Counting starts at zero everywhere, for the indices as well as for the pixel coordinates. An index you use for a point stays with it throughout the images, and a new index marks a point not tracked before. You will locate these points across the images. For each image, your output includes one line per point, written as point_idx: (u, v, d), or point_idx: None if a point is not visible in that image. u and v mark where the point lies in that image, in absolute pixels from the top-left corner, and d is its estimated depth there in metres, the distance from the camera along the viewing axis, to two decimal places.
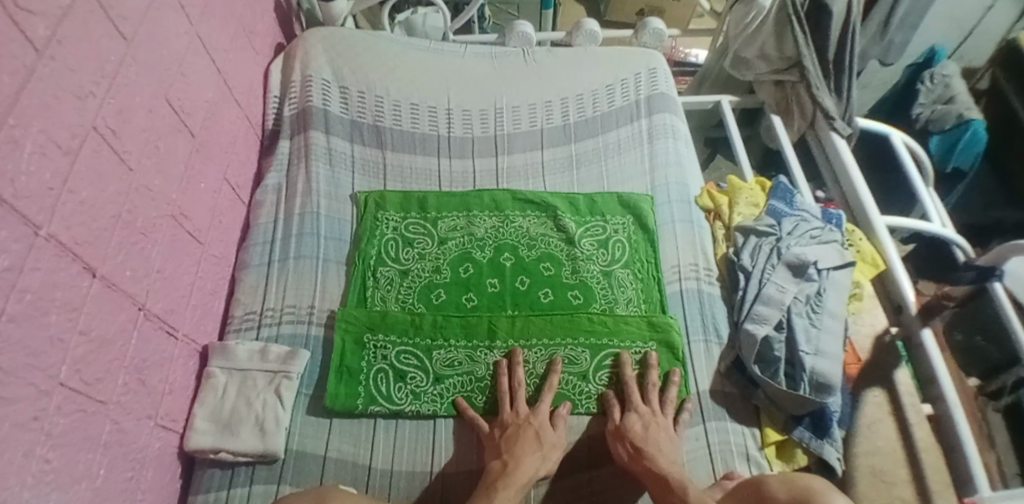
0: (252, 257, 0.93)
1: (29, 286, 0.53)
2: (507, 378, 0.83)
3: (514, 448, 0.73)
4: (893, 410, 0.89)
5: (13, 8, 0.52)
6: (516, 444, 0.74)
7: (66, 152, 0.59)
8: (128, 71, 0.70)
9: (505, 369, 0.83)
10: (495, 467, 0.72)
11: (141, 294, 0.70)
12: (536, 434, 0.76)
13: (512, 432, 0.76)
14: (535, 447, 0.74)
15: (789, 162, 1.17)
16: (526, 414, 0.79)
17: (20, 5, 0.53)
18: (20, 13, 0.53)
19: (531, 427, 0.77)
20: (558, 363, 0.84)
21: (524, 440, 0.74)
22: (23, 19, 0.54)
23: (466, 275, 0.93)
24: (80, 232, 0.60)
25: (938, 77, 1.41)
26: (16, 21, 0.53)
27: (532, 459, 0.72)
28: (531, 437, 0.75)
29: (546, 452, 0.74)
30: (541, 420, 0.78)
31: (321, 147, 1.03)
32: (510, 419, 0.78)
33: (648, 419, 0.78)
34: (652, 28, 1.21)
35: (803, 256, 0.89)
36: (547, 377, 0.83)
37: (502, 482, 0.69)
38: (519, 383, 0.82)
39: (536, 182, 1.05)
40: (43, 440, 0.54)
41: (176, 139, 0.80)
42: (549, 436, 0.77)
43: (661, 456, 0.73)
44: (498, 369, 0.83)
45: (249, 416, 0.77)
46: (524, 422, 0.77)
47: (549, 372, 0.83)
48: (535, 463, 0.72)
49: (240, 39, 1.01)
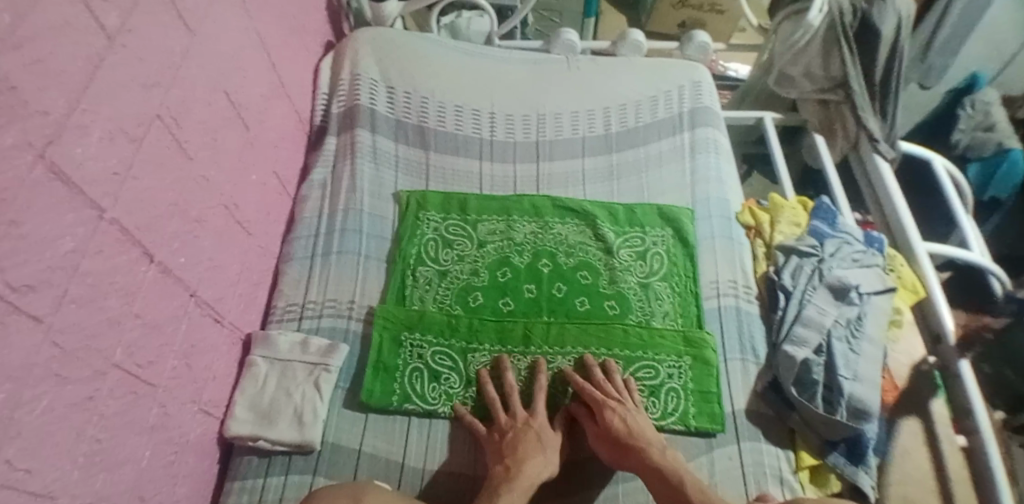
0: (296, 250, 0.95)
1: (91, 269, 0.54)
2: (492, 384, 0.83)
3: (519, 451, 0.73)
4: (927, 441, 0.87)
5: None
6: (520, 448, 0.74)
7: (131, 139, 0.60)
8: (191, 63, 0.72)
9: (488, 378, 0.83)
10: (499, 472, 0.72)
11: (193, 281, 0.72)
12: (536, 436, 0.76)
13: (512, 436, 0.76)
14: (538, 449, 0.75)
15: (831, 183, 1.15)
16: (523, 419, 0.78)
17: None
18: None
19: (531, 430, 0.77)
20: (541, 363, 0.84)
21: (527, 444, 0.75)
22: (96, 7, 0.55)
23: (504, 279, 0.93)
24: (141, 218, 0.62)
25: (980, 103, 1.39)
26: (89, 8, 0.54)
27: (536, 462, 0.73)
28: (532, 440, 0.75)
29: (547, 455, 0.75)
30: (541, 423, 0.78)
31: (366, 144, 1.04)
32: (508, 424, 0.78)
33: (623, 412, 0.78)
34: (698, 42, 1.21)
35: (845, 279, 0.89)
36: (535, 377, 0.84)
37: (508, 488, 0.69)
38: (512, 387, 0.82)
39: (576, 190, 1.06)
40: (95, 421, 0.55)
41: (231, 131, 0.81)
42: (549, 438, 0.77)
43: (652, 447, 0.74)
44: (482, 378, 0.83)
45: (288, 407, 0.79)
46: (524, 426, 0.77)
47: (535, 372, 0.84)
48: (538, 466, 0.72)
49: (294, 36, 1.03)
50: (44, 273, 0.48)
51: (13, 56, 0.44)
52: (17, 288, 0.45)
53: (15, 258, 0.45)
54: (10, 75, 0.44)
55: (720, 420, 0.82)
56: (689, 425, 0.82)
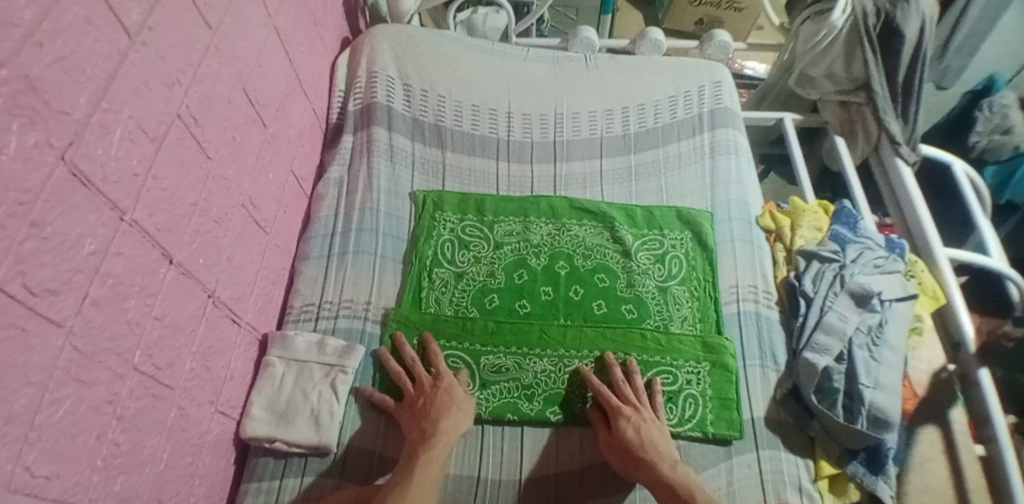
0: (312, 249, 0.94)
1: (112, 270, 0.53)
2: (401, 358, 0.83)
3: (432, 414, 0.75)
4: (946, 450, 0.85)
5: None
6: (432, 411, 0.76)
7: (152, 139, 0.59)
8: (212, 60, 0.71)
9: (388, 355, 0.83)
10: (416, 438, 0.73)
11: (211, 282, 0.71)
12: (444, 394, 0.78)
13: (422, 403, 0.77)
14: (449, 407, 0.77)
15: (850, 184, 1.13)
16: (429, 384, 0.80)
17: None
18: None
19: (439, 391, 0.78)
20: (429, 335, 0.85)
21: (437, 405, 0.76)
22: (117, 4, 0.53)
23: (520, 281, 0.93)
24: (162, 219, 0.61)
25: (998, 106, 1.34)
26: (110, 6, 0.53)
27: (448, 419, 0.75)
28: (443, 401, 0.77)
29: (459, 410, 0.77)
30: (449, 382, 0.80)
31: (383, 143, 1.03)
32: (416, 392, 0.79)
33: (637, 421, 0.77)
34: (718, 41, 1.20)
35: (867, 285, 0.86)
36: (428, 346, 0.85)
37: (425, 448, 0.71)
38: (412, 358, 0.82)
39: (594, 191, 1.05)
40: (114, 424, 0.54)
41: (250, 129, 0.81)
42: (459, 394, 0.79)
43: (662, 460, 0.73)
44: (382, 356, 0.83)
45: (305, 408, 0.78)
46: (432, 390, 0.78)
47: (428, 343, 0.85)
48: (453, 422, 0.75)
49: (312, 32, 1.02)
50: (65, 275, 0.47)
51: (35, 55, 0.44)
52: (37, 292, 0.44)
53: (37, 261, 0.44)
54: (31, 75, 0.43)
55: (738, 427, 0.81)
56: (706, 432, 0.81)
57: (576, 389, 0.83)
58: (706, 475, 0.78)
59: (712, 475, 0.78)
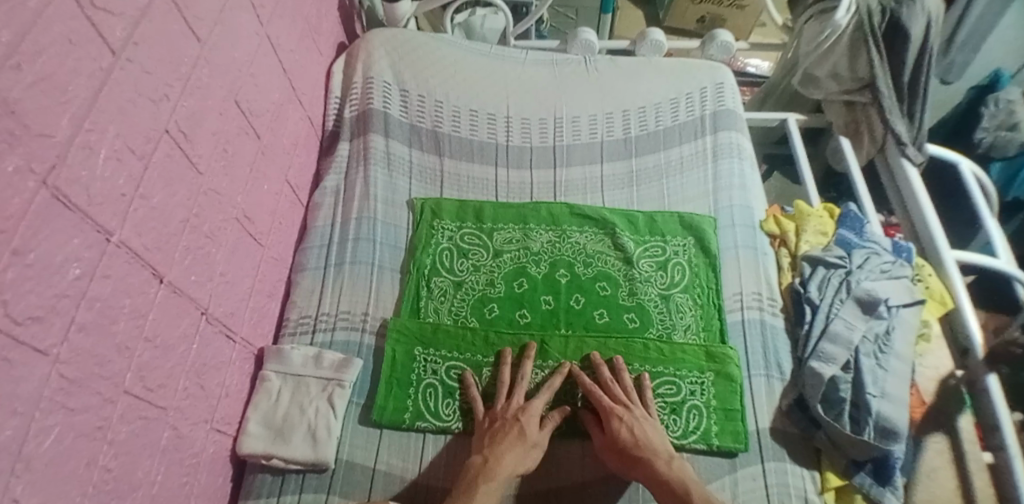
0: (309, 259, 0.93)
1: (99, 293, 0.52)
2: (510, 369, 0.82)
3: (497, 445, 0.73)
4: (954, 459, 0.83)
5: (88, 7, 0.50)
6: (500, 440, 0.73)
7: (139, 157, 0.58)
8: (202, 72, 0.69)
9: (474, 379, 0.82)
10: (477, 462, 0.72)
11: (204, 299, 0.70)
12: (519, 430, 0.75)
13: (497, 427, 0.76)
14: (518, 443, 0.73)
15: (856, 186, 1.11)
16: (516, 408, 0.78)
17: (97, 5, 0.52)
18: (96, 12, 0.51)
19: (517, 423, 0.75)
20: (507, 352, 0.83)
21: (509, 437, 0.74)
22: (100, 21, 0.52)
23: (521, 290, 0.91)
24: (151, 238, 0.60)
25: (1003, 102, 1.31)
26: (93, 22, 0.51)
27: (511, 456, 0.72)
28: (514, 432, 0.74)
29: (528, 449, 0.73)
30: (528, 417, 0.76)
31: (380, 150, 1.02)
32: (500, 414, 0.77)
33: (630, 421, 0.76)
34: (721, 41, 1.18)
35: (874, 292, 0.84)
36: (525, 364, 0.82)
37: (483, 479, 0.69)
38: (522, 377, 0.81)
39: (594, 197, 1.03)
40: (105, 449, 0.53)
41: (243, 141, 0.79)
42: (535, 433, 0.75)
43: (658, 458, 0.72)
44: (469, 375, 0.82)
45: (302, 423, 0.77)
46: (512, 418, 0.76)
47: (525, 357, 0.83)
48: (515, 459, 0.72)
49: (306, 39, 1.00)
50: (50, 302, 0.46)
51: (13, 77, 0.42)
52: (21, 321, 0.43)
53: (20, 289, 0.43)
54: (10, 99, 0.42)
55: (743, 439, 0.79)
56: (711, 444, 0.79)
57: (570, 394, 0.83)
58: (710, 488, 0.77)
59: (717, 488, 0.77)
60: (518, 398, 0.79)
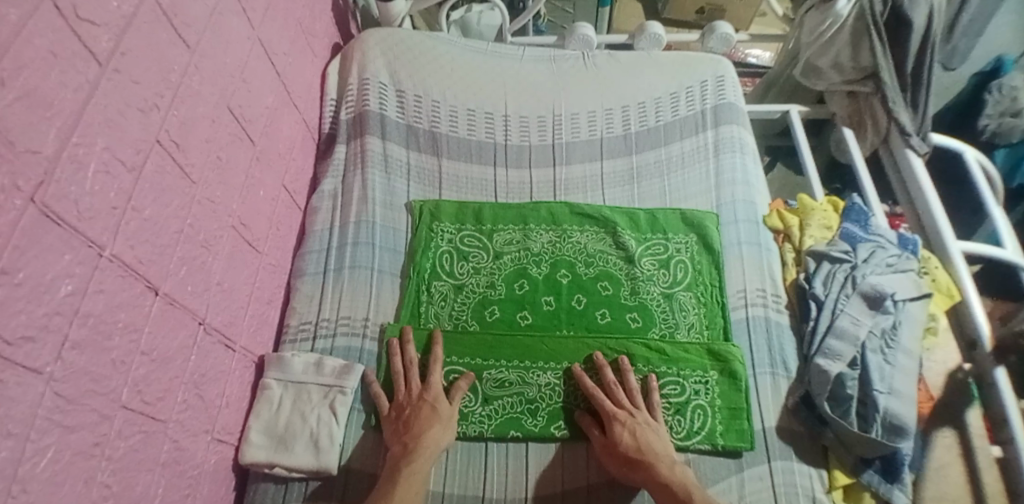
0: (308, 265, 0.92)
1: (93, 309, 0.51)
2: (399, 358, 0.83)
3: (414, 430, 0.74)
4: (962, 455, 0.81)
5: (71, 19, 0.49)
6: (414, 424, 0.75)
7: (130, 169, 0.57)
8: (192, 79, 0.68)
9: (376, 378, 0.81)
10: (397, 451, 0.73)
11: (201, 309, 0.69)
12: (429, 408, 0.76)
13: (408, 413, 0.76)
14: (433, 421, 0.75)
15: (860, 178, 1.09)
16: (418, 391, 0.79)
17: (81, 16, 0.51)
18: (80, 23, 0.50)
19: (426, 404, 0.77)
20: (408, 330, 0.84)
21: (419, 419, 0.75)
22: (84, 32, 0.51)
23: (522, 292, 0.90)
24: (145, 250, 0.59)
25: (1007, 88, 1.28)
26: (76, 34, 0.50)
27: (431, 435, 0.73)
28: (424, 413, 0.76)
29: (443, 424, 0.75)
30: (432, 395, 0.78)
31: (377, 152, 1.01)
32: (405, 400, 0.78)
33: (631, 425, 0.75)
34: (720, 33, 1.16)
35: (880, 287, 0.83)
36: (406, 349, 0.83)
37: (406, 463, 0.70)
38: (411, 360, 0.82)
39: (595, 195, 1.02)
40: (103, 466, 0.53)
41: (237, 147, 0.78)
42: (445, 407, 0.77)
43: (660, 463, 0.72)
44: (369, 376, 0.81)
45: (304, 432, 0.77)
46: (418, 401, 0.77)
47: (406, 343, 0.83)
48: (433, 436, 0.73)
49: (299, 41, 0.99)
50: (41, 321, 0.45)
51: None
52: (13, 341, 0.42)
53: (8, 309, 0.42)
54: None
55: (748, 438, 0.79)
56: (716, 445, 0.79)
57: (570, 394, 0.82)
58: (717, 489, 0.76)
59: (723, 490, 0.76)
60: (417, 379, 0.81)
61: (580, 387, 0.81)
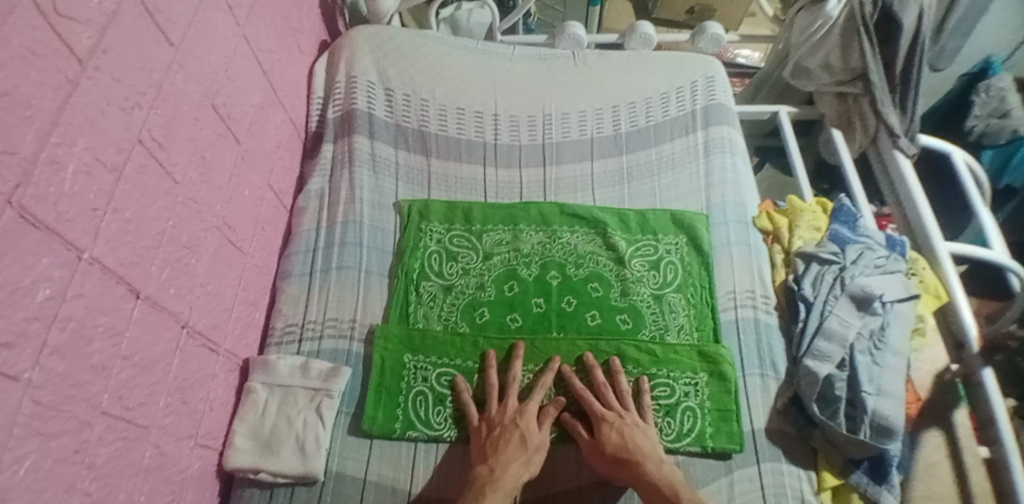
0: (294, 266, 0.91)
1: (72, 314, 0.50)
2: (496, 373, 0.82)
3: (502, 453, 0.72)
4: (950, 455, 0.81)
5: (51, 17, 0.48)
6: (502, 448, 0.72)
7: (111, 169, 0.55)
8: (176, 78, 0.67)
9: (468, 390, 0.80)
10: (483, 472, 0.71)
11: (185, 312, 0.68)
12: (521, 437, 0.74)
13: (499, 432, 0.74)
14: (521, 450, 0.73)
15: (849, 179, 1.09)
16: (513, 412, 0.77)
17: (61, 13, 0.49)
18: (60, 20, 0.49)
19: (518, 428, 0.75)
20: (519, 347, 0.83)
21: (509, 444, 0.73)
22: (64, 29, 0.49)
23: (512, 293, 0.89)
24: (125, 252, 0.57)
25: (994, 89, 1.30)
26: (56, 32, 0.48)
27: (518, 466, 0.71)
28: (515, 440, 0.73)
29: (530, 454, 0.73)
30: (526, 421, 0.76)
31: (365, 151, 1.00)
32: (498, 418, 0.76)
33: (619, 426, 0.75)
34: (711, 33, 1.15)
35: (869, 288, 0.83)
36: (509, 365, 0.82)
37: (490, 489, 0.68)
38: (513, 378, 0.80)
39: (585, 195, 1.01)
40: (84, 473, 0.52)
41: (222, 147, 0.77)
42: (536, 437, 0.75)
43: (648, 461, 0.72)
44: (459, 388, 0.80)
45: (290, 436, 0.76)
46: (511, 423, 0.75)
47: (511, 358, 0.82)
48: (519, 467, 0.71)
49: (286, 38, 0.98)
50: (20, 326, 0.44)
51: None
52: None
53: None
54: None
55: (738, 440, 0.78)
56: (706, 446, 0.79)
57: (561, 397, 0.82)
58: (706, 491, 0.76)
59: (712, 491, 0.76)
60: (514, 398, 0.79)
61: (570, 388, 0.81)
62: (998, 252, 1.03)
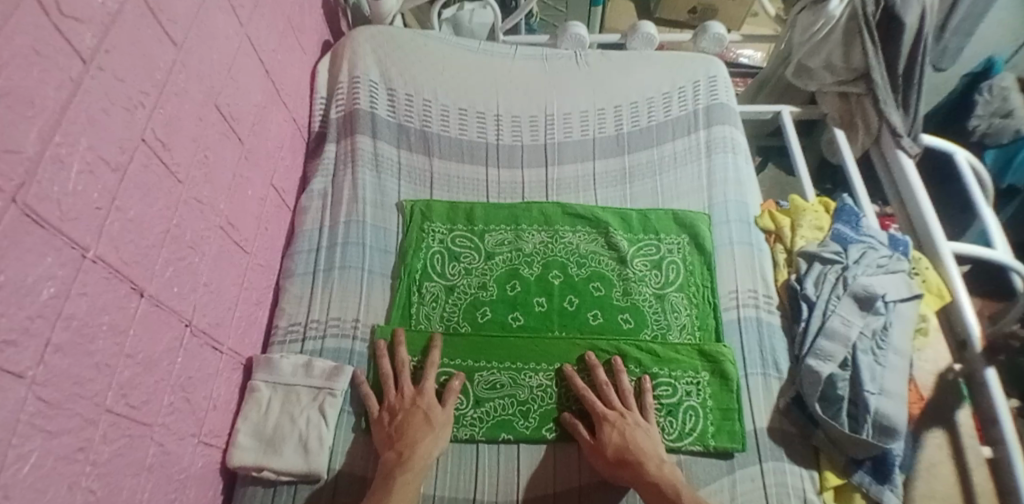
0: (297, 265, 0.91)
1: (75, 312, 0.50)
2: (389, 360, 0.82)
3: (407, 436, 0.73)
4: (953, 454, 0.81)
5: (56, 19, 0.48)
6: (407, 431, 0.73)
7: (114, 168, 0.56)
8: (179, 77, 0.67)
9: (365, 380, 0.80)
10: (390, 458, 0.71)
11: (187, 310, 0.68)
12: (424, 416, 0.75)
13: (401, 417, 0.75)
14: (426, 429, 0.74)
15: (851, 179, 1.09)
16: (412, 396, 0.78)
17: (63, 13, 0.49)
18: (63, 20, 0.49)
19: (419, 409, 0.76)
20: (400, 333, 0.83)
21: (414, 426, 0.74)
22: (67, 30, 0.50)
23: (514, 293, 0.90)
24: (129, 251, 0.58)
25: (997, 88, 1.30)
26: (60, 32, 0.49)
27: (426, 443, 0.73)
28: (419, 420, 0.75)
29: (437, 432, 0.74)
30: (426, 400, 0.77)
31: (367, 152, 1.00)
32: (397, 404, 0.77)
33: (620, 426, 0.75)
34: (712, 33, 1.15)
35: (871, 288, 0.83)
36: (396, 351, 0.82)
37: (400, 471, 0.69)
38: (400, 362, 0.81)
39: (587, 195, 1.01)
40: (88, 471, 0.52)
41: (224, 146, 0.77)
42: (439, 414, 0.76)
43: (649, 460, 0.72)
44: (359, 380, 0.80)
45: (293, 434, 0.76)
46: (412, 406, 0.76)
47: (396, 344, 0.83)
48: (429, 443, 0.73)
49: (288, 38, 0.98)
50: (24, 323, 0.44)
51: None
52: None
53: None
54: None
55: (740, 439, 0.78)
56: (707, 446, 0.79)
57: (561, 397, 0.82)
58: (708, 490, 0.76)
59: (715, 490, 0.76)
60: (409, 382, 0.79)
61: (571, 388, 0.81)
62: (1001, 252, 1.03)
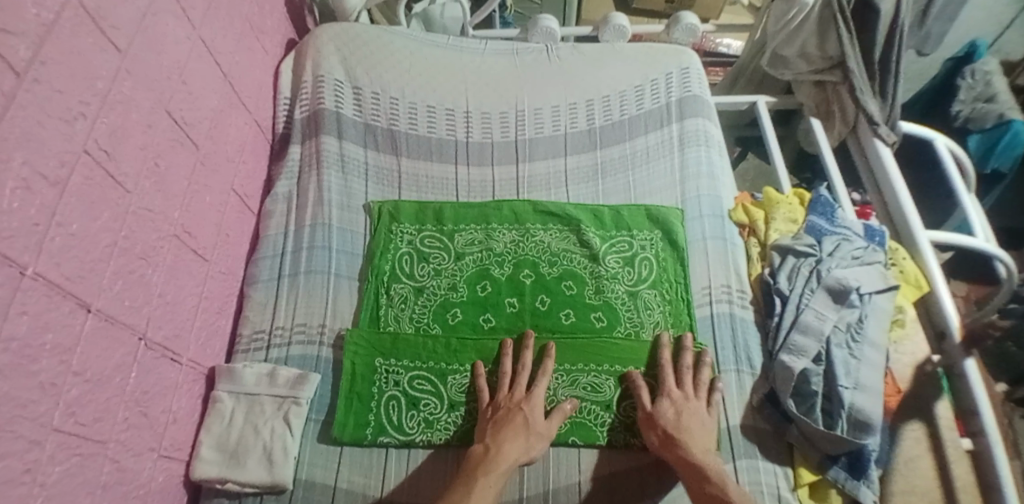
0: (261, 271, 0.90)
1: (15, 333, 0.48)
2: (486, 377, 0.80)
3: (500, 435, 0.72)
4: (932, 447, 0.79)
5: None
6: (503, 430, 0.73)
7: (53, 183, 0.54)
8: (124, 85, 0.65)
9: (484, 372, 0.80)
10: (477, 452, 0.72)
11: (141, 323, 0.66)
12: (524, 419, 0.74)
13: (502, 415, 0.75)
14: (520, 433, 0.73)
15: (827, 168, 1.08)
16: (520, 398, 0.77)
17: None
18: None
19: (521, 413, 0.75)
20: (530, 337, 0.82)
21: (511, 425, 0.73)
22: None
23: (484, 294, 0.88)
24: (72, 267, 0.56)
25: (980, 73, 1.28)
26: None
27: (514, 444, 0.71)
28: (517, 424, 0.73)
29: (531, 441, 0.73)
30: (531, 406, 0.75)
31: (333, 153, 0.98)
32: (503, 401, 0.77)
33: (680, 404, 0.76)
34: (684, 24, 1.14)
35: (845, 280, 0.81)
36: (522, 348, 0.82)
37: (480, 474, 0.68)
38: (524, 366, 0.80)
39: (558, 191, 1.00)
40: (36, 492, 0.50)
41: (177, 152, 0.75)
42: (539, 424, 0.74)
43: (696, 446, 0.71)
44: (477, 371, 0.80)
45: (257, 444, 0.75)
46: (516, 406, 0.75)
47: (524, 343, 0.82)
48: (516, 449, 0.71)
49: (248, 39, 0.96)
50: None
51: None
52: None
53: None
54: None
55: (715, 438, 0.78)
56: None
57: (644, 372, 0.82)
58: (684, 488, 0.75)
59: None
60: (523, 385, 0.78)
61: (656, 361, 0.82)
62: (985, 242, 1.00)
